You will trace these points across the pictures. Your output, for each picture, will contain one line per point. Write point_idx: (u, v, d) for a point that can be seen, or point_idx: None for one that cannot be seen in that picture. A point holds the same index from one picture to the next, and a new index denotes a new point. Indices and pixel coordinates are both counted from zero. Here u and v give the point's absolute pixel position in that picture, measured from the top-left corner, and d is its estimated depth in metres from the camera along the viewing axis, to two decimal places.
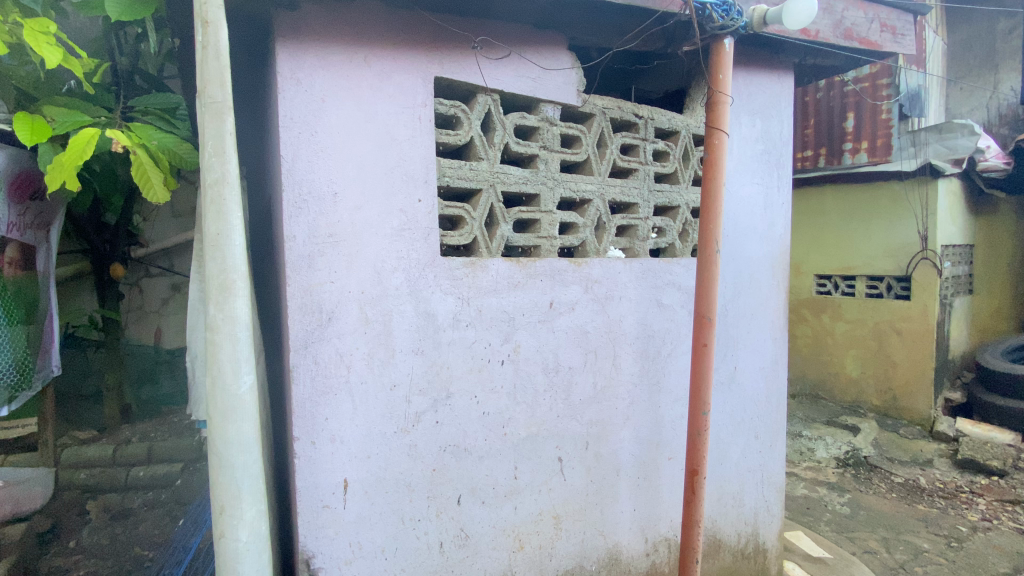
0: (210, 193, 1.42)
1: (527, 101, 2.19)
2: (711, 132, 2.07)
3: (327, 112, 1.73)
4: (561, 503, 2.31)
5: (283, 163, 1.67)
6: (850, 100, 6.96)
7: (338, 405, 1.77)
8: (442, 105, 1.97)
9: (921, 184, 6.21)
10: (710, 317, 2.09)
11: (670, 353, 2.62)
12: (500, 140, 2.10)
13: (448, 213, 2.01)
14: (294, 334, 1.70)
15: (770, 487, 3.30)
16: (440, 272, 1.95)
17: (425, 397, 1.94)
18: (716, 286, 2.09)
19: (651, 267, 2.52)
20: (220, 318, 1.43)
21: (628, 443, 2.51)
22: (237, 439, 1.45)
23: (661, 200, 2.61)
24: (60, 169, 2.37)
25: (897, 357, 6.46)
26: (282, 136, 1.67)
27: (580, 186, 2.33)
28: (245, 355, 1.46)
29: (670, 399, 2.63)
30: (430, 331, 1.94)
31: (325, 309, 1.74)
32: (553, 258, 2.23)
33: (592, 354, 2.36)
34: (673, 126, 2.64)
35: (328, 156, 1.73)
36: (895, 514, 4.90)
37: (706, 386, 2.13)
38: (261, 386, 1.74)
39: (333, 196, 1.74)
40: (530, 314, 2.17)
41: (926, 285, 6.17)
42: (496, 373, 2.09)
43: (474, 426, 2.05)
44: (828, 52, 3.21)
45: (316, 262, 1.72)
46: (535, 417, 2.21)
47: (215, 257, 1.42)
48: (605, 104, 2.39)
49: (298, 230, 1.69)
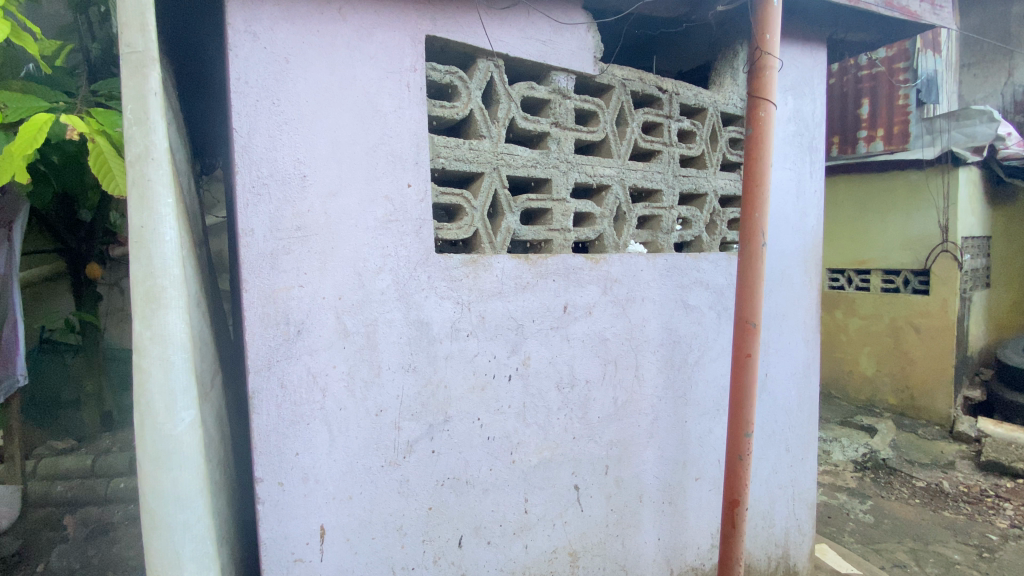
0: (130, 173, 1.08)
1: (534, 69, 1.86)
2: (756, 102, 1.74)
3: (292, 77, 1.39)
4: (577, 537, 1.99)
5: (237, 137, 1.33)
6: (865, 85, 6.65)
7: (311, 436, 1.45)
8: (436, 71, 1.64)
9: (940, 173, 5.88)
10: (754, 323, 1.78)
11: (698, 361, 2.31)
12: (504, 115, 1.77)
13: (443, 201, 1.68)
14: (253, 351, 1.36)
15: (802, 503, 3.00)
16: (435, 271, 1.62)
17: (419, 423, 1.61)
18: (761, 288, 1.78)
19: (676, 263, 2.20)
20: (147, 337, 1.10)
21: (651, 465, 2.20)
22: (174, 494, 1.13)
23: (688, 187, 2.29)
24: (5, 160, 1.92)
25: (914, 354, 6.16)
26: (235, 104, 1.32)
27: (598, 170, 2.00)
28: (182, 386, 1.13)
29: (697, 412, 2.32)
30: (424, 343, 1.61)
31: (293, 320, 1.41)
32: (568, 255, 1.90)
33: (611, 365, 2.04)
34: (700, 103, 2.32)
35: (295, 131, 1.40)
36: (921, 523, 4.61)
37: (750, 404, 1.82)
38: (217, 416, 1.42)
39: (302, 180, 1.41)
40: (542, 319, 1.85)
41: (945, 279, 5.86)
42: (502, 390, 1.77)
43: (477, 454, 1.73)
44: (862, 22, 2.88)
45: (280, 261, 1.39)
46: (548, 440, 1.89)
47: (139, 258, 1.09)
48: (626, 75, 2.06)
49: (257, 222, 1.35)
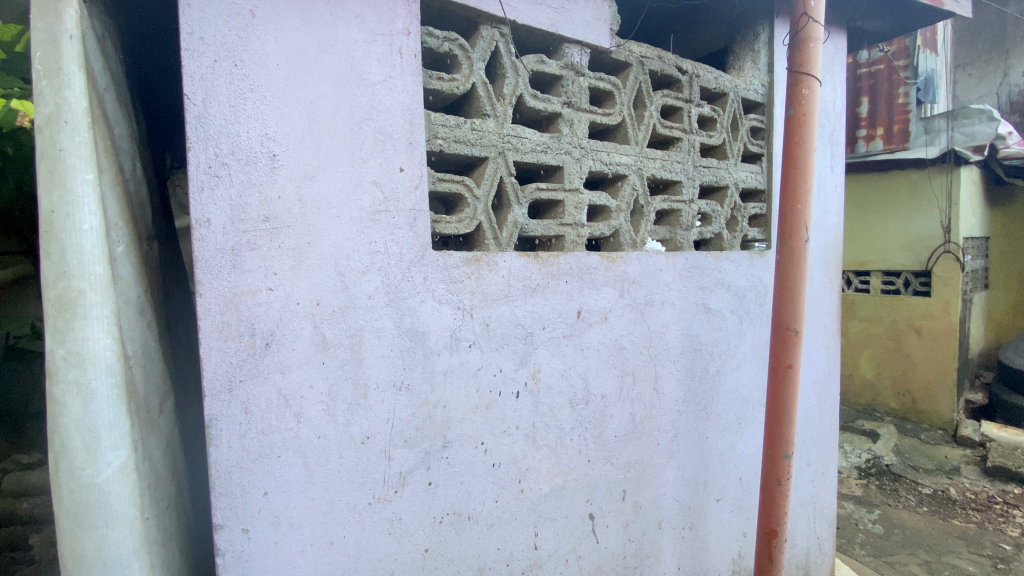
0: (40, 144, 0.85)
1: (544, 40, 1.63)
2: (800, 79, 1.53)
3: (259, 35, 1.14)
4: (592, 573, 1.75)
5: (189, 106, 1.07)
6: (864, 83, 6.51)
7: (284, 472, 1.20)
8: (432, 36, 1.40)
9: (943, 172, 5.71)
10: (796, 331, 1.56)
11: (720, 371, 2.09)
12: (511, 91, 1.53)
13: (441, 189, 1.45)
14: (209, 371, 1.10)
15: (822, 521, 2.79)
16: (431, 271, 1.38)
17: (412, 450, 1.37)
18: (804, 291, 1.56)
19: (697, 263, 1.98)
20: (60, 356, 0.85)
21: (671, 488, 1.97)
22: (96, 559, 0.88)
23: (708, 178, 2.07)
24: None
25: (916, 357, 6.01)
26: (187, 63, 1.07)
27: (614, 157, 1.78)
28: (106, 418, 0.88)
29: (718, 427, 2.10)
30: (420, 356, 1.37)
31: (261, 331, 1.16)
32: (581, 253, 1.67)
33: (629, 377, 1.81)
34: (721, 87, 2.10)
35: (264, 101, 1.15)
36: (931, 532, 4.37)
37: (789, 421, 1.61)
38: (163, 450, 1.16)
39: (272, 160, 1.16)
40: (554, 326, 1.61)
41: (947, 281, 5.70)
42: (508, 409, 1.53)
43: (481, 484, 1.49)
44: (881, 7, 2.70)
45: (244, 259, 1.13)
46: (560, 465, 1.65)
47: (51, 253, 0.85)
48: (643, 51, 1.84)
49: (215, 210, 1.10)
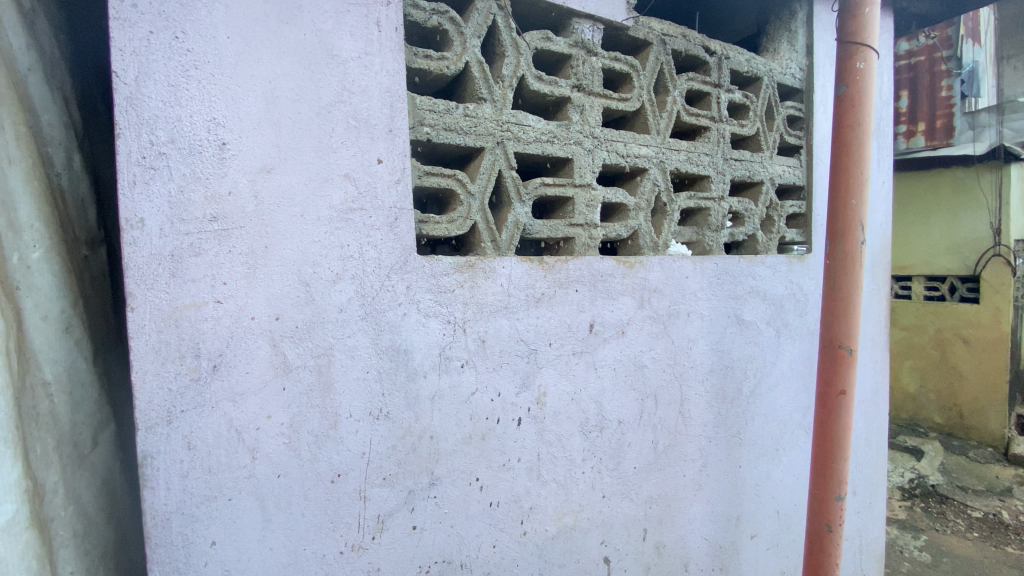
0: None
1: (551, 15, 1.43)
2: (853, 51, 1.29)
3: (205, 2, 0.96)
4: None
5: (119, 85, 0.90)
6: (903, 76, 6.19)
7: (236, 516, 1.01)
8: (418, 8, 1.22)
9: (991, 169, 5.24)
10: (850, 350, 1.32)
11: (754, 392, 1.84)
12: (511, 72, 1.34)
13: (430, 185, 1.26)
14: (143, 400, 0.92)
15: (869, 557, 2.49)
16: (416, 279, 1.18)
17: (393, 489, 1.17)
18: (860, 303, 1.32)
19: (729, 267, 1.74)
20: None
21: (700, 524, 1.73)
22: None
23: (741, 173, 1.83)
24: None
25: (963, 368, 5.56)
26: (116, 33, 0.90)
27: (632, 148, 1.56)
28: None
29: (753, 454, 1.85)
30: (402, 379, 1.17)
31: (208, 352, 0.98)
32: (593, 257, 1.45)
33: (650, 401, 1.58)
34: (754, 70, 1.87)
35: (212, 80, 0.97)
36: (985, 563, 3.90)
37: (842, 457, 1.36)
38: (97, 489, 0.99)
39: (220, 149, 0.98)
40: (562, 342, 1.40)
41: (997, 287, 5.23)
42: (507, 440, 1.32)
43: (475, 527, 1.28)
44: None
45: (186, 265, 0.95)
46: (569, 503, 1.43)
47: None
48: (665, 29, 1.62)
49: (150, 208, 0.92)
